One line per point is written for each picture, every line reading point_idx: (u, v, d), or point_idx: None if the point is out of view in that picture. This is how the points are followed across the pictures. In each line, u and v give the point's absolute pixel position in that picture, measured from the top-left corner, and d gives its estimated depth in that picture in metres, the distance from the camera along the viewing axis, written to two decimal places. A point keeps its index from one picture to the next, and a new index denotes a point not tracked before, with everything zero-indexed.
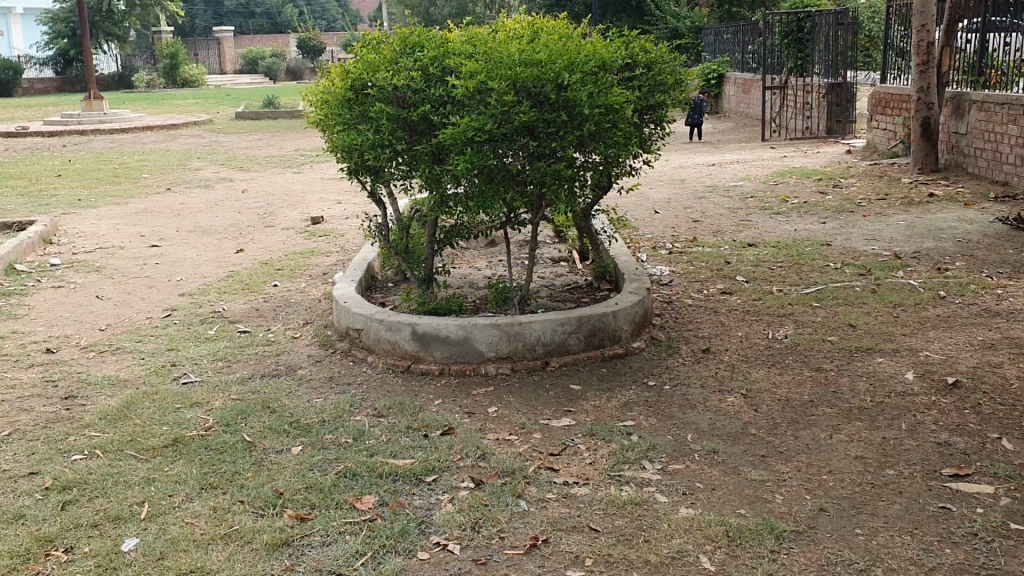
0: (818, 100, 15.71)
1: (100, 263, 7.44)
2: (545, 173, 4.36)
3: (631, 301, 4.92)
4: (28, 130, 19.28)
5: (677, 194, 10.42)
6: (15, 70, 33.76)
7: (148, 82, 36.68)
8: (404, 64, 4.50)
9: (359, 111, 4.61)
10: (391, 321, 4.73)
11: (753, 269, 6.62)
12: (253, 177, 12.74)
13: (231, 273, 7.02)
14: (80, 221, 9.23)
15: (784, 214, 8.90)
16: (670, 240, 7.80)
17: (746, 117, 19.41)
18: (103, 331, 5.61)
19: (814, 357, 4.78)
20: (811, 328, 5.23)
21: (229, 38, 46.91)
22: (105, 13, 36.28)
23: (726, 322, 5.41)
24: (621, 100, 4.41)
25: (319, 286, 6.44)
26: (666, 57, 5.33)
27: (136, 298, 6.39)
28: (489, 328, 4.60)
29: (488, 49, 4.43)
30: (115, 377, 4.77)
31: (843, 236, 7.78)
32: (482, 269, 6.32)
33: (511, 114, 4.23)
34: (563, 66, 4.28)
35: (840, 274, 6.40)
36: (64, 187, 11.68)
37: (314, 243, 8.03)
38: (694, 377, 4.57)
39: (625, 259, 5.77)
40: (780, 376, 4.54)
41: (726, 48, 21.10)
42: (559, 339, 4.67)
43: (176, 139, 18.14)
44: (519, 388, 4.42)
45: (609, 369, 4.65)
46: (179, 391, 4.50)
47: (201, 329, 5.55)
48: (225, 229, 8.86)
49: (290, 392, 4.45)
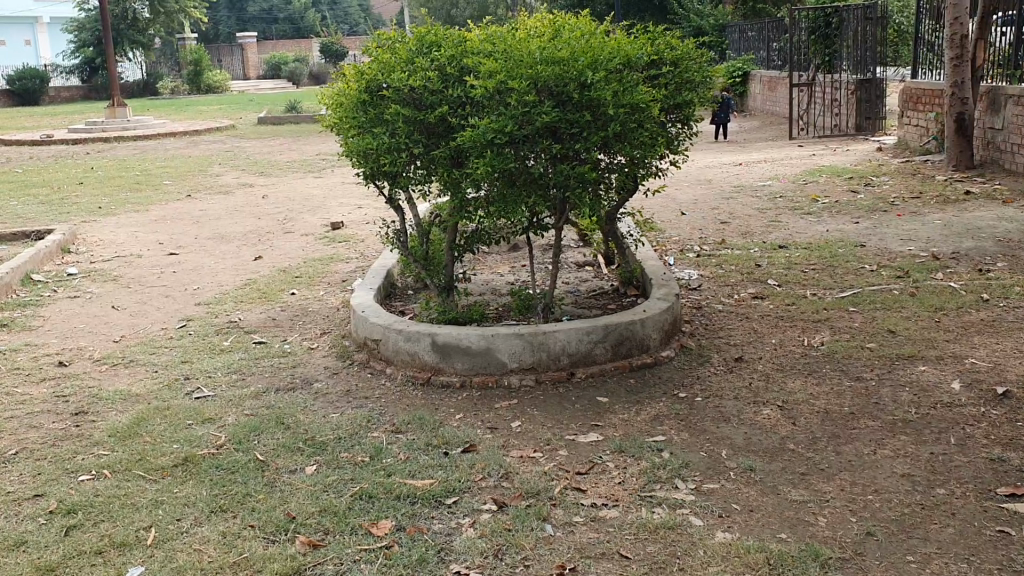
0: (847, 97, 15.38)
1: (118, 272, 7.33)
2: (569, 176, 4.16)
3: (660, 308, 4.72)
4: (53, 138, 19.36)
5: (704, 194, 10.19)
6: (42, 79, 34.06)
7: (172, 89, 36.85)
8: (420, 64, 4.33)
9: (373, 113, 4.43)
10: (409, 331, 4.56)
11: (785, 272, 6.39)
12: (274, 182, 12.64)
13: (248, 280, 6.89)
14: (99, 229, 9.14)
15: (815, 215, 8.65)
16: (698, 243, 7.58)
17: (772, 115, 19.11)
18: (117, 343, 5.48)
19: (853, 366, 4.55)
20: (847, 335, 5.00)
21: (252, 44, 47.05)
22: (129, 21, 36.49)
23: (759, 328, 5.19)
24: (647, 99, 4.21)
25: (337, 294, 6.29)
26: (692, 55, 5.12)
27: (151, 308, 6.26)
28: (512, 337, 4.41)
29: (507, 47, 4.24)
30: (127, 391, 4.63)
31: (878, 236, 7.52)
32: (505, 275, 6.13)
33: (533, 115, 4.04)
34: (586, 64, 4.08)
35: (876, 277, 6.16)
36: (85, 195, 11.64)
37: (334, 249, 7.89)
38: (727, 387, 4.36)
39: (652, 264, 5.57)
40: (817, 387, 4.32)
41: (751, 46, 20.82)
42: (584, 349, 4.47)
43: (198, 145, 18.13)
44: (544, 402, 4.23)
45: (637, 380, 4.45)
46: (191, 407, 4.35)
47: (216, 340, 5.41)
48: (244, 236, 8.74)
49: (305, 407, 4.29)
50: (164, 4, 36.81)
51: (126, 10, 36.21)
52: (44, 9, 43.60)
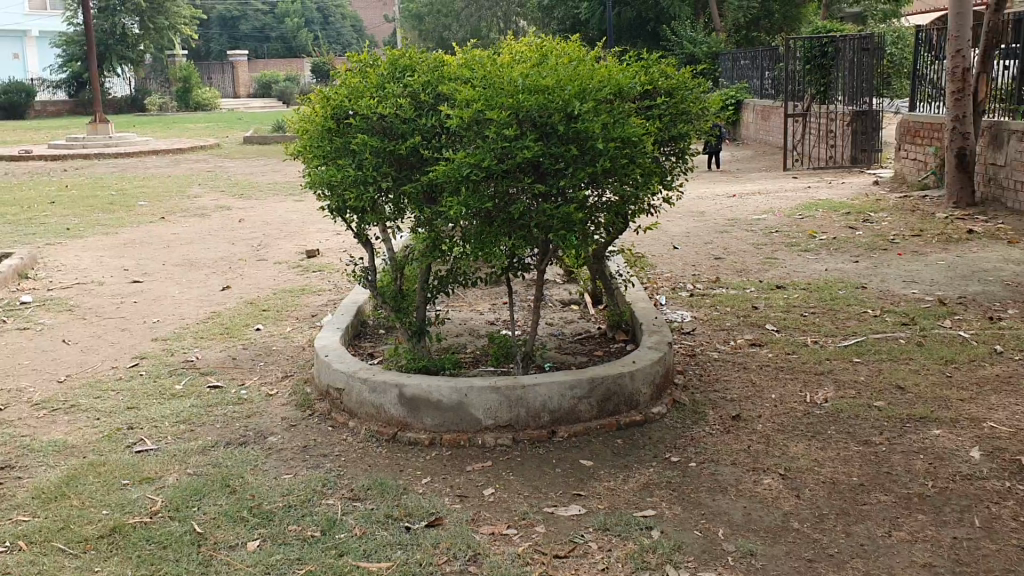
0: (842, 128, 15.09)
1: (75, 301, 6.89)
2: (553, 216, 3.77)
3: (650, 360, 4.32)
4: (32, 154, 18.91)
5: (696, 227, 9.82)
6: (29, 93, 33.59)
7: (160, 106, 36.42)
8: (392, 90, 3.94)
9: (339, 143, 4.04)
10: (375, 381, 4.15)
11: (784, 316, 6.01)
12: (253, 205, 12.21)
13: (212, 314, 6.46)
14: (63, 252, 8.70)
15: (812, 252, 8.28)
16: (690, 281, 7.20)
17: (764, 144, 18.85)
18: (61, 384, 5.04)
19: (861, 429, 4.15)
20: (854, 390, 4.61)
21: (243, 62, 46.72)
22: (118, 36, 36.12)
23: (757, 380, 4.80)
24: (640, 132, 3.83)
25: (305, 331, 5.88)
26: (688, 85, 4.77)
27: (103, 343, 5.82)
28: (487, 391, 4.00)
29: (487, 73, 3.87)
30: (62, 442, 4.20)
31: (879, 277, 7.16)
32: (485, 314, 5.74)
33: (513, 149, 3.66)
34: (573, 93, 3.71)
35: (881, 323, 5.78)
36: (55, 215, 11.20)
37: (307, 280, 7.48)
38: (723, 451, 3.96)
39: (642, 307, 5.18)
40: (823, 452, 3.92)
41: (744, 74, 20.58)
42: (566, 406, 4.07)
43: (180, 164, 17.71)
44: (520, 465, 3.82)
45: (625, 441, 4.04)
46: (130, 463, 3.93)
47: (168, 382, 4.98)
48: (215, 263, 8.32)
49: (256, 466, 3.87)
50: (153, 21, 36.43)
51: (115, 25, 35.83)
52: (33, 22, 43.19)
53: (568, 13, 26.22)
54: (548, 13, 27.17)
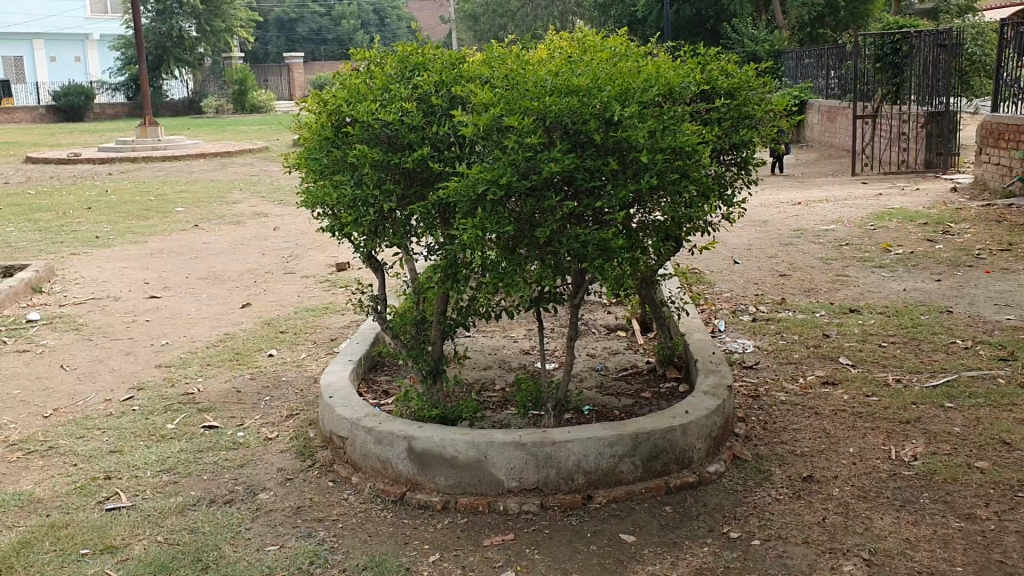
0: (915, 131, 14.16)
1: (85, 319, 6.42)
2: (589, 242, 3.14)
3: (705, 410, 3.66)
4: (81, 157, 18.70)
5: (759, 238, 9.08)
6: (88, 95, 33.69)
7: (216, 108, 36.40)
8: (398, 91, 3.38)
9: (337, 155, 3.47)
10: (381, 432, 3.56)
11: (860, 347, 5.29)
12: (290, 211, 11.72)
13: (225, 335, 5.93)
14: (85, 264, 8.26)
15: (888, 268, 7.49)
16: (752, 302, 6.50)
17: (829, 146, 17.91)
18: (47, 419, 4.54)
19: (960, 498, 3.44)
20: (949, 445, 3.89)
21: (299, 64, 46.69)
22: (176, 39, 36.12)
23: (832, 430, 4.10)
24: (694, 141, 3.19)
25: (321, 359, 5.33)
26: (753, 83, 4.09)
27: (103, 368, 5.32)
28: (510, 448, 3.38)
29: (509, 72, 3.28)
30: (28, 494, 3.68)
31: (967, 299, 6.38)
32: (519, 342, 5.12)
33: (539, 161, 3.04)
34: (613, 94, 3.09)
35: (974, 357, 5.02)
36: (88, 222, 10.84)
37: (335, 296, 6.95)
38: (792, 525, 3.28)
39: (697, 340, 4.53)
40: (915, 529, 3.22)
41: (808, 73, 19.64)
42: (605, 465, 3.43)
43: (224, 168, 17.35)
44: (547, 540, 3.20)
45: (675, 510, 3.39)
46: (97, 526, 3.39)
47: (160, 420, 4.45)
48: (241, 276, 7.83)
49: (238, 535, 3.31)
50: (210, 23, 36.46)
51: (174, 28, 35.85)
52: (95, 27, 43.60)
53: (625, 11, 25.40)
54: (605, 11, 26.38)
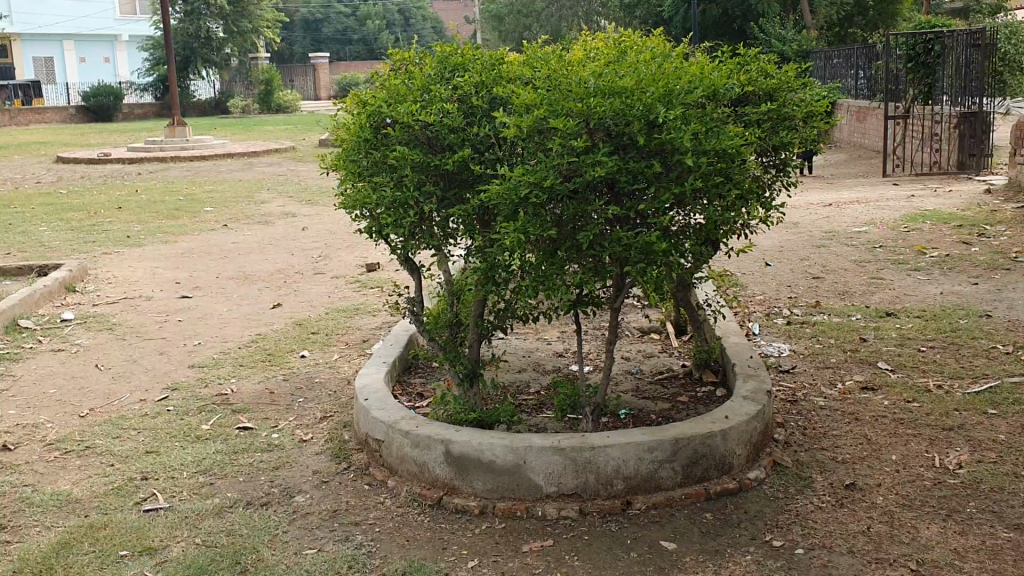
0: (948, 132, 13.98)
1: (118, 318, 6.45)
2: (630, 246, 3.10)
3: (745, 416, 3.61)
4: (110, 156, 18.84)
5: (790, 240, 8.99)
6: (116, 95, 33.94)
7: (243, 108, 36.55)
8: (438, 92, 3.37)
9: (375, 156, 3.46)
10: (418, 436, 3.54)
11: (898, 351, 5.21)
12: (319, 212, 11.74)
13: (257, 336, 5.94)
14: (117, 263, 8.30)
15: (923, 271, 7.40)
16: (786, 304, 6.43)
17: (859, 146, 17.72)
18: (82, 419, 4.56)
19: (1008, 508, 3.37)
20: (994, 453, 3.81)
21: (324, 64, 46.86)
22: (203, 39, 36.33)
23: (874, 436, 4.03)
24: (738, 143, 3.15)
25: (353, 360, 5.32)
26: (792, 83, 4.04)
27: (136, 368, 5.34)
28: (549, 453, 3.35)
29: (550, 73, 3.26)
30: (65, 494, 3.69)
31: (1006, 303, 6.27)
32: (552, 345, 5.09)
33: (582, 163, 3.02)
34: (656, 96, 3.06)
35: (1016, 362, 4.94)
36: (119, 222, 10.90)
37: (365, 296, 6.94)
38: (837, 533, 3.23)
39: (735, 343, 4.48)
40: (963, 540, 3.16)
41: (836, 72, 19.46)
42: (644, 471, 3.38)
43: (252, 168, 17.42)
44: (586, 546, 3.17)
45: (715, 517, 3.34)
46: (135, 527, 3.39)
47: (195, 421, 4.45)
48: (271, 277, 7.85)
49: (276, 538, 3.30)
50: (236, 24, 36.65)
51: (201, 29, 36.06)
52: (123, 28, 43.96)
53: (651, 11, 25.31)
54: (630, 12, 26.27)
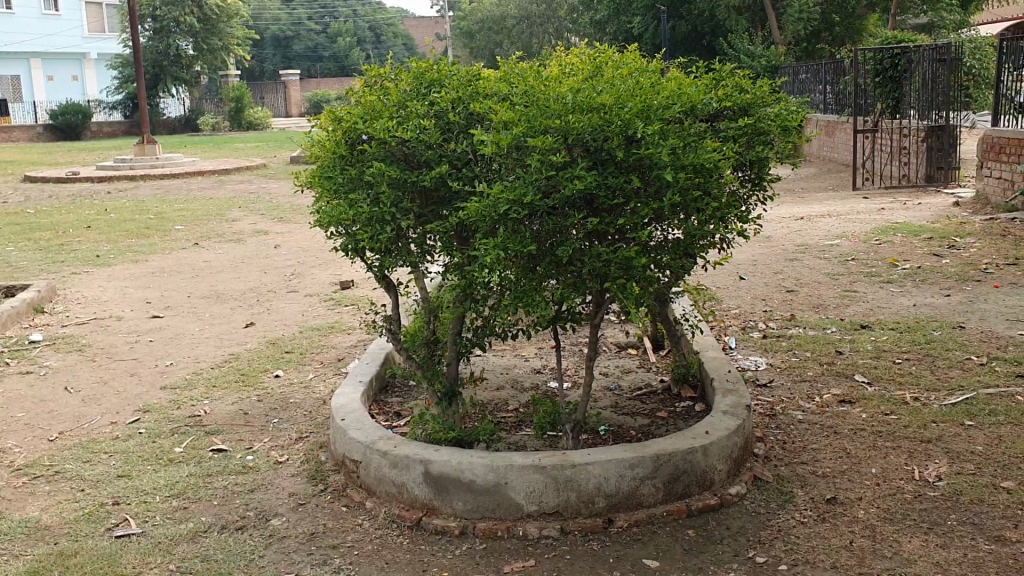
0: (915, 145, 14.14)
1: (88, 339, 6.34)
2: (609, 261, 3.09)
3: (726, 431, 3.59)
4: (78, 175, 18.59)
5: (764, 254, 9.01)
6: (84, 113, 33.57)
7: (213, 125, 36.15)
8: (415, 108, 3.37)
9: (351, 172, 3.45)
10: (397, 455, 3.49)
11: (874, 364, 5.23)
12: (292, 229, 11.62)
13: (230, 356, 5.86)
14: (86, 284, 8.17)
15: (896, 284, 7.44)
16: (761, 318, 6.44)
17: (828, 159, 17.90)
18: (51, 443, 4.46)
19: (988, 520, 3.37)
20: (973, 465, 3.82)
21: (295, 81, 46.74)
22: (172, 56, 36.03)
23: (854, 450, 4.03)
24: (716, 158, 3.15)
25: (328, 379, 5.26)
26: (766, 98, 4.04)
27: (107, 390, 5.25)
28: (531, 472, 3.31)
29: (528, 89, 3.27)
30: (33, 522, 3.60)
31: (978, 314, 6.32)
32: (529, 362, 5.06)
33: (562, 178, 3.01)
34: (635, 112, 3.06)
35: (990, 374, 4.96)
36: (87, 241, 10.75)
37: (339, 315, 6.87)
38: (820, 549, 3.21)
39: (713, 358, 4.46)
40: (945, 553, 3.15)
41: (804, 87, 19.66)
42: (626, 489, 3.35)
43: (222, 186, 17.27)
44: (569, 566, 3.13)
45: (697, 534, 3.31)
46: (106, 554, 3.31)
47: (167, 444, 4.37)
48: (243, 295, 7.76)
49: (252, 563, 3.23)
50: (207, 41, 36.30)
51: (170, 47, 35.74)
52: (92, 45, 43.60)
53: (621, 26, 25.47)
54: (601, 28, 26.43)
